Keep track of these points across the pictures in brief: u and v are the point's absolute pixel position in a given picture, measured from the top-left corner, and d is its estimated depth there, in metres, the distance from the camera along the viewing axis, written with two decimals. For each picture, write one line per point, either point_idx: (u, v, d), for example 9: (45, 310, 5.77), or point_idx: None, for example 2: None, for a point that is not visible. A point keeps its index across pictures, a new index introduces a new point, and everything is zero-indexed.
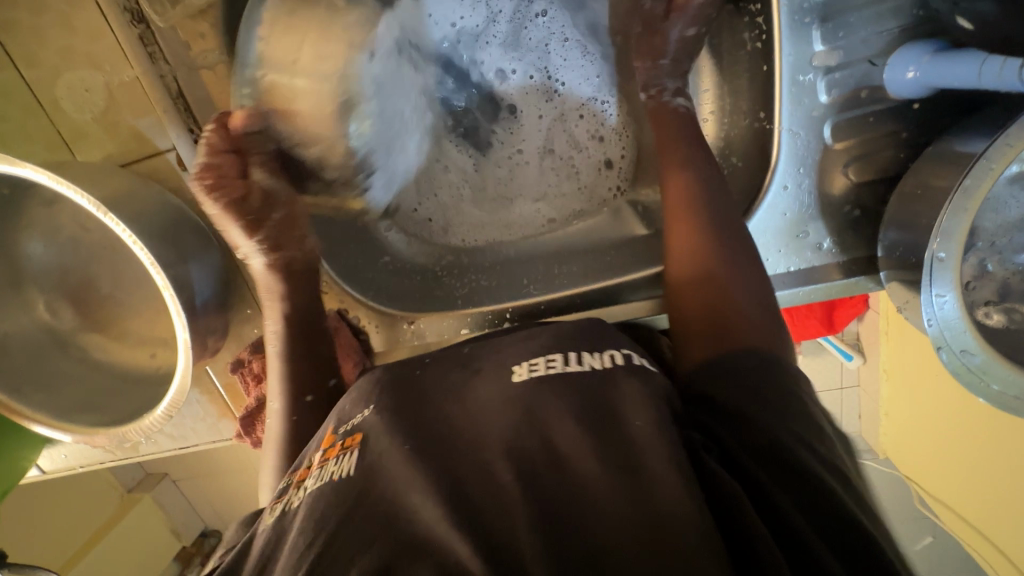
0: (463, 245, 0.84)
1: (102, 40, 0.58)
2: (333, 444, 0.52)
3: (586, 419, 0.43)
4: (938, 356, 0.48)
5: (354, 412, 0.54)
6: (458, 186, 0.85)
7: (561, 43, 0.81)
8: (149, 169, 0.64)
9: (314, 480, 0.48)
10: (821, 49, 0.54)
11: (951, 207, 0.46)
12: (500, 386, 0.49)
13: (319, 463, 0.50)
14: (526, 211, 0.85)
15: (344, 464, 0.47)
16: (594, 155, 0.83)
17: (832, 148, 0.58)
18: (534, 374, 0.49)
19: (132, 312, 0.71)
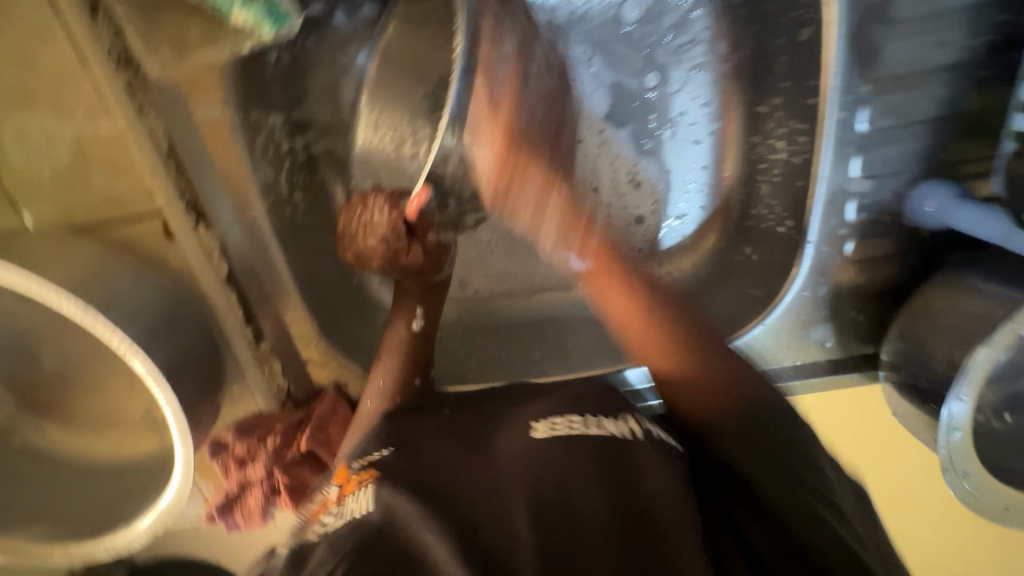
0: (476, 295, 0.80)
1: (76, 85, 0.47)
2: (349, 479, 0.47)
3: (604, 472, 0.43)
4: (943, 478, 0.53)
5: (372, 447, 0.50)
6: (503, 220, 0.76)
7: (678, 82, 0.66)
8: (122, 235, 0.54)
9: (331, 516, 0.44)
10: (855, 176, 0.57)
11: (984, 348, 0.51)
12: (524, 444, 0.46)
13: (335, 499, 0.46)
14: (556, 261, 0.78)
15: (362, 499, 0.43)
16: (628, 207, 0.71)
17: (848, 261, 0.62)
18: (555, 434, 0.47)
19: (84, 391, 0.60)
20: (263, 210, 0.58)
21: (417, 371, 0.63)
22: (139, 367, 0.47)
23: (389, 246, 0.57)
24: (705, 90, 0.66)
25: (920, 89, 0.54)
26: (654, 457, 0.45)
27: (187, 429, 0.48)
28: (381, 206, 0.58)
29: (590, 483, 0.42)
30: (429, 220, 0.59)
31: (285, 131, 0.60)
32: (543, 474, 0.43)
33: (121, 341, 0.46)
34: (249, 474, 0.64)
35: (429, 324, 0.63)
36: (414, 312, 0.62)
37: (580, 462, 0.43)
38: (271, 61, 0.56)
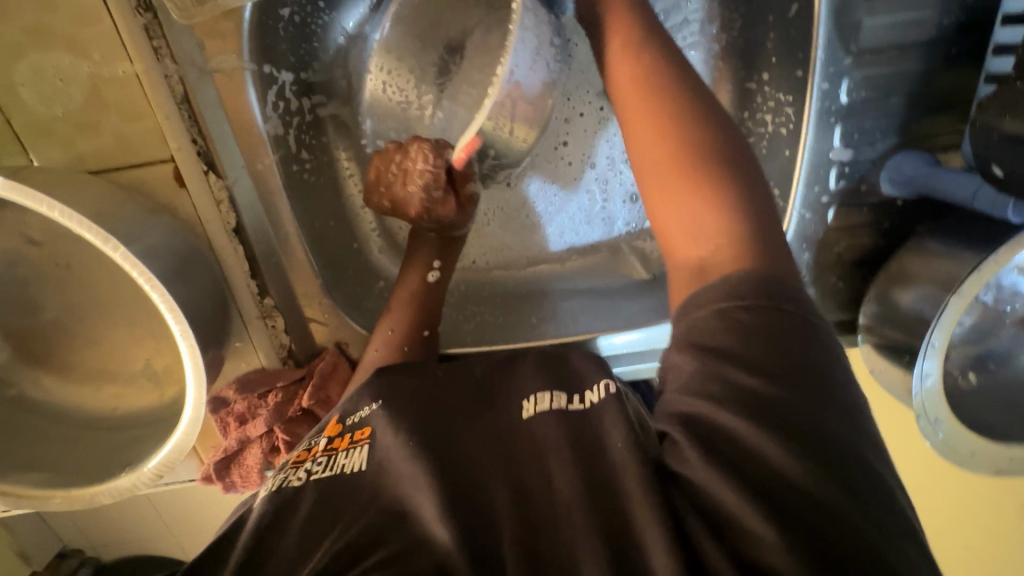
0: (473, 266, 0.82)
1: (94, 25, 0.47)
2: (341, 434, 0.50)
3: (576, 446, 0.42)
4: (918, 425, 0.57)
5: (360, 403, 0.53)
6: (500, 188, 0.80)
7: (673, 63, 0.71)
8: (132, 180, 0.54)
9: (322, 465, 0.47)
10: (837, 145, 0.61)
11: (953, 298, 0.53)
12: (507, 416, 0.48)
13: (324, 450, 0.49)
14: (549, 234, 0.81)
15: (355, 455, 0.47)
16: (625, 180, 0.78)
17: (830, 228, 0.66)
18: (548, 409, 0.47)
19: (84, 342, 0.59)
20: (273, 163, 0.59)
21: (426, 320, 0.64)
22: (159, 300, 0.48)
23: (429, 194, 0.61)
24: (696, 67, 0.70)
25: (896, 64, 0.58)
26: (613, 415, 0.44)
27: (202, 364, 0.49)
28: (424, 156, 0.61)
29: (563, 459, 0.42)
30: (468, 171, 0.62)
31: (294, 90, 0.61)
32: (506, 471, 0.42)
33: (142, 274, 0.47)
34: (249, 430, 0.65)
35: (443, 278, 0.65)
36: (431, 264, 0.65)
37: (552, 432, 0.44)
38: (284, 18, 0.57)
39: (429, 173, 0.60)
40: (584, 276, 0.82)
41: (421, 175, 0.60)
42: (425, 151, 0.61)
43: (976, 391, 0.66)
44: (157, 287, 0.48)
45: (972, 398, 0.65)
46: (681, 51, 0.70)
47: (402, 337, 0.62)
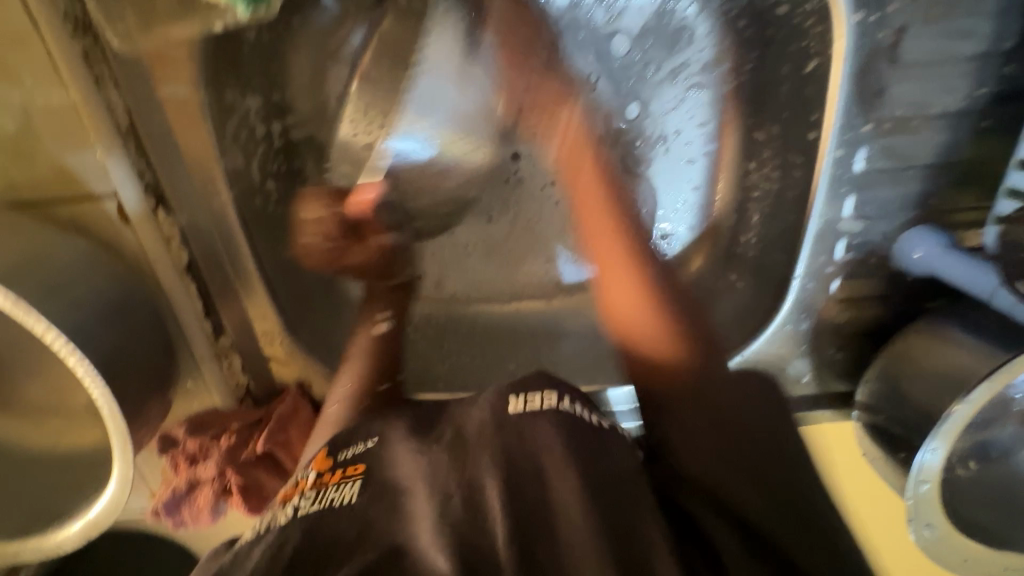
0: (453, 298, 0.77)
1: (26, 48, 0.42)
2: (332, 469, 0.43)
3: (574, 445, 0.39)
4: (907, 525, 0.54)
5: (354, 434, 0.47)
6: (479, 223, 0.72)
7: (675, 107, 0.64)
8: (73, 213, 0.50)
9: (308, 499, 0.41)
10: (848, 214, 0.56)
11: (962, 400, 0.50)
12: (493, 418, 0.42)
13: (312, 484, 0.42)
14: (538, 270, 0.76)
15: (346, 489, 0.41)
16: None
17: (832, 298, 0.61)
18: (532, 409, 0.41)
19: (22, 375, 0.55)
20: (230, 199, 0.54)
21: (386, 376, 0.62)
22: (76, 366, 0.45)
23: (328, 242, 0.61)
24: (701, 108, 0.63)
25: (920, 135, 0.52)
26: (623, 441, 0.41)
27: (126, 433, 0.47)
28: (320, 205, 0.60)
29: (564, 470, 0.37)
30: (374, 218, 0.62)
31: (262, 115, 0.55)
32: (509, 466, 0.38)
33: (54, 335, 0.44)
34: (200, 471, 0.61)
35: (396, 322, 0.65)
36: (380, 313, 0.65)
37: (545, 436, 0.39)
38: (250, 39, 0.50)
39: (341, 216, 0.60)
40: (571, 319, 0.77)
41: (332, 217, 0.60)
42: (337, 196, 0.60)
43: (989, 489, 0.61)
44: (72, 351, 0.45)
45: (972, 494, 0.60)
46: (688, 97, 0.63)
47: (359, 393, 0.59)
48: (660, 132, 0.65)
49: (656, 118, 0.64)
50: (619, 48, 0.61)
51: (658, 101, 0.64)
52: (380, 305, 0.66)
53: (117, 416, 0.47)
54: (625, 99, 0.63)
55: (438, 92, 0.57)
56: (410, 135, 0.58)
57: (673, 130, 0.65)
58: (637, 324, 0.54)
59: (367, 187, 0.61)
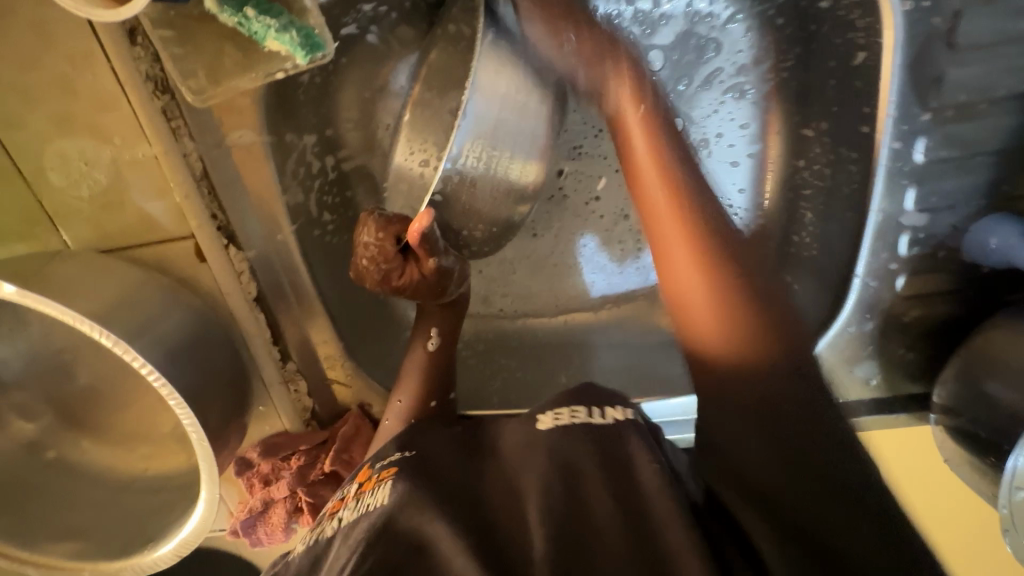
0: (503, 313, 0.80)
1: (114, 110, 0.47)
2: (368, 478, 0.46)
3: (605, 468, 0.42)
4: (1003, 537, 0.49)
5: (390, 448, 0.49)
6: (524, 238, 0.76)
7: (713, 114, 0.64)
8: (155, 256, 0.54)
9: (351, 508, 0.44)
10: (911, 209, 0.54)
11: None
12: (526, 436, 0.45)
13: (355, 494, 0.46)
14: (582, 283, 0.79)
15: (380, 493, 0.42)
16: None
17: (898, 298, 0.58)
18: (558, 423, 0.45)
19: (114, 407, 0.60)
20: (291, 232, 0.58)
21: (436, 392, 0.64)
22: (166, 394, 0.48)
23: (380, 267, 0.56)
24: (742, 113, 0.64)
25: (986, 120, 0.50)
26: (640, 445, 0.43)
27: (211, 454, 0.50)
28: (373, 230, 0.57)
29: (599, 483, 0.40)
30: (432, 245, 0.55)
31: (316, 152, 0.59)
32: (553, 466, 0.42)
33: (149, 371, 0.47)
34: (273, 492, 0.64)
35: (446, 342, 0.65)
36: (430, 333, 0.64)
37: (584, 456, 0.42)
38: (304, 82, 0.55)
39: (390, 244, 0.56)
40: (616, 329, 0.80)
41: (385, 245, 0.56)
42: (385, 220, 0.57)
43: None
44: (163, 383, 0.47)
45: None
46: (727, 101, 0.64)
47: (418, 406, 0.62)
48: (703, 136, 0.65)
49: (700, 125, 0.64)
50: (655, 63, 0.62)
51: (698, 109, 0.64)
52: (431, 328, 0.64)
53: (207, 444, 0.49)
54: None
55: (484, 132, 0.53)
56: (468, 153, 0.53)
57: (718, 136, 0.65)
58: (694, 300, 0.49)
59: (420, 216, 0.54)
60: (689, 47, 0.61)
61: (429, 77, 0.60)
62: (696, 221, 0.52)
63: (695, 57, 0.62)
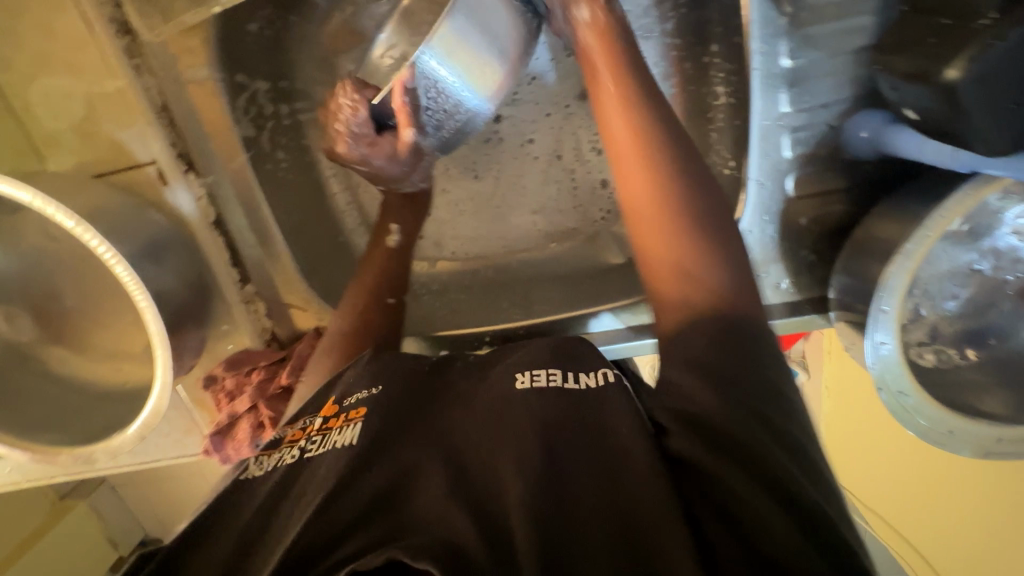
0: (454, 257, 0.87)
1: (85, 49, 0.56)
2: (336, 414, 0.49)
3: (580, 429, 0.42)
4: (880, 395, 0.54)
5: (358, 386, 0.51)
6: (468, 180, 0.83)
7: None
8: (125, 181, 0.62)
9: (315, 442, 0.46)
10: (787, 110, 0.59)
11: (897, 259, 0.54)
12: (502, 395, 0.46)
13: (317, 429, 0.48)
14: (525, 221, 0.85)
15: (346, 433, 0.45)
16: (592, 171, 0.80)
17: (792, 199, 0.64)
18: (535, 384, 0.46)
19: (98, 324, 0.69)
20: (245, 161, 0.66)
21: (391, 291, 0.69)
22: (126, 276, 0.53)
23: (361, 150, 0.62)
24: (652, 50, 0.71)
25: (846, 18, 0.54)
26: (617, 399, 0.44)
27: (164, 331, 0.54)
28: (350, 100, 0.60)
29: (580, 457, 0.40)
30: (418, 147, 0.63)
31: (269, 97, 0.67)
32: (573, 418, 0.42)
33: (108, 251, 0.53)
34: (237, 405, 0.71)
35: (405, 241, 0.71)
36: (390, 229, 0.71)
37: (557, 411, 0.43)
38: (253, 31, 0.63)
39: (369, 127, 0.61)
40: (560, 262, 0.84)
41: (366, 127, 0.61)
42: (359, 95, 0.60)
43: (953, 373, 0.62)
44: (123, 265, 0.53)
45: (949, 379, 0.61)
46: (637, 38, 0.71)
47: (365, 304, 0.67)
48: None
49: None
50: None
51: None
52: (385, 227, 0.71)
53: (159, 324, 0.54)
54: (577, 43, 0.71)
55: (464, 40, 0.54)
56: (441, 53, 0.53)
57: None
58: (657, 264, 0.50)
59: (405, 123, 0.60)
60: None
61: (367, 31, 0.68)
62: (671, 174, 0.53)
63: None
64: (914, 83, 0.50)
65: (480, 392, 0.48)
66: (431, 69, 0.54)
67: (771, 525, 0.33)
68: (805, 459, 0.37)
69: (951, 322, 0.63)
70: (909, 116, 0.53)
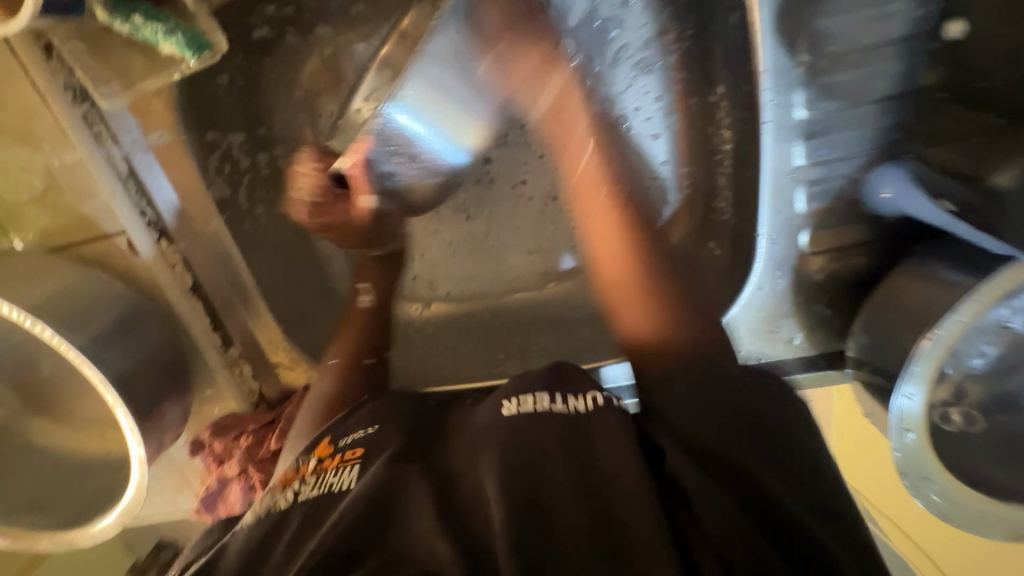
0: (448, 297, 0.82)
1: (39, 119, 0.52)
2: (331, 454, 0.49)
3: (566, 444, 0.41)
4: (903, 481, 0.50)
5: (352, 426, 0.52)
6: (459, 220, 0.78)
7: (629, 86, 0.67)
8: (94, 251, 0.59)
9: (308, 485, 0.46)
10: (802, 163, 0.55)
11: (933, 334, 0.48)
12: (489, 423, 0.44)
13: (312, 470, 0.48)
14: (521, 262, 0.80)
15: (342, 476, 0.46)
16: None
17: (806, 254, 0.59)
18: (522, 411, 0.44)
19: (77, 392, 0.66)
20: (221, 224, 0.62)
21: (367, 349, 0.67)
22: (94, 374, 0.52)
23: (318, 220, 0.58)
24: (654, 85, 0.66)
25: (867, 66, 0.50)
26: (611, 423, 0.42)
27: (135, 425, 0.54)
28: (306, 167, 0.55)
29: (560, 464, 0.39)
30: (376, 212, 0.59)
31: (244, 149, 0.62)
32: (563, 436, 0.41)
33: (70, 350, 0.51)
34: (226, 469, 0.68)
35: (380, 299, 0.68)
36: (363, 290, 0.67)
37: (545, 433, 0.42)
38: (223, 82, 0.58)
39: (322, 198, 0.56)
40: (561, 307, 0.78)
41: (319, 198, 0.56)
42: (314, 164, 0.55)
43: (980, 438, 0.57)
44: (88, 364, 0.52)
45: (974, 446, 0.57)
46: (642, 72, 0.66)
47: (344, 364, 0.64)
48: (630, 105, 0.67)
49: (620, 88, 0.66)
50: (571, 48, 0.64)
51: (615, 82, 0.66)
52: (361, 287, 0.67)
53: (131, 417, 0.53)
54: (577, 80, 0.65)
55: (428, 92, 0.50)
56: (407, 107, 0.49)
57: (638, 103, 0.67)
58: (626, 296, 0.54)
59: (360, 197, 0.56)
60: (608, 22, 0.63)
61: (348, 74, 0.63)
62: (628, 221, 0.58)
63: (611, 34, 0.63)
64: (956, 180, 0.46)
65: (468, 426, 0.47)
66: (395, 127, 0.49)
67: (752, 529, 0.36)
68: (810, 497, 0.39)
69: (977, 381, 0.58)
70: (944, 206, 0.47)
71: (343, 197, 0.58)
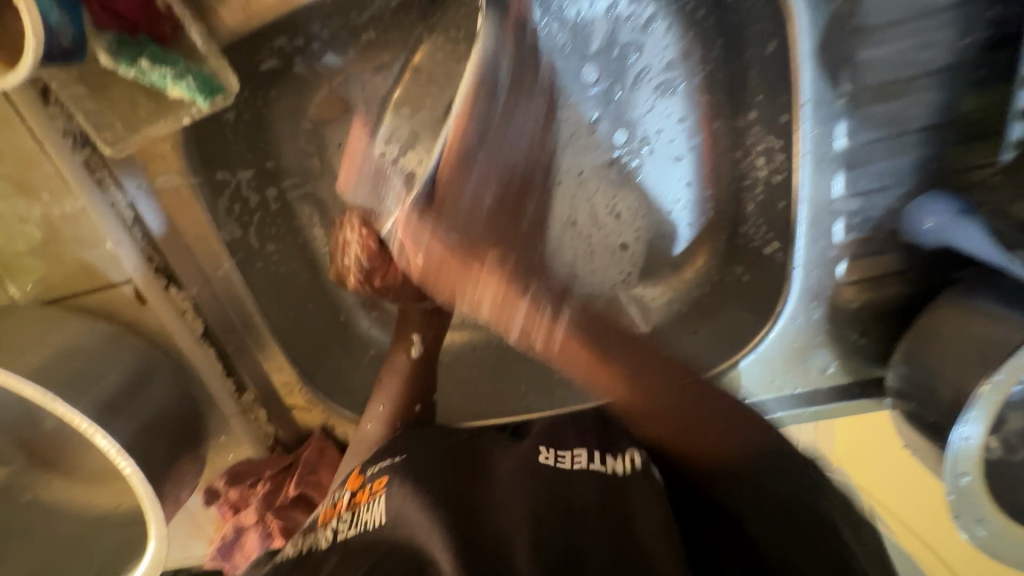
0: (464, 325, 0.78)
1: (36, 167, 0.49)
2: (362, 488, 0.47)
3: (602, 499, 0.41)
4: (955, 524, 0.50)
5: (384, 456, 0.50)
6: None
7: (653, 108, 0.62)
8: (100, 301, 0.56)
9: (345, 522, 0.44)
10: (841, 193, 0.54)
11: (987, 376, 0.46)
12: (525, 468, 0.45)
13: (348, 505, 0.46)
14: None
15: (375, 510, 0.43)
16: (609, 236, 0.68)
17: (842, 283, 0.58)
18: (559, 464, 0.45)
19: (82, 446, 0.62)
20: (232, 267, 0.60)
21: (418, 395, 0.62)
22: (108, 446, 0.48)
23: (362, 265, 0.58)
24: (677, 107, 0.62)
25: (909, 95, 0.50)
26: (643, 485, 0.42)
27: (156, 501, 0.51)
28: (354, 227, 0.58)
29: (593, 519, 0.39)
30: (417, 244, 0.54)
31: (253, 185, 0.59)
32: (599, 489, 0.42)
33: (85, 422, 0.47)
34: (243, 518, 0.64)
35: (429, 350, 0.64)
36: (413, 338, 0.64)
37: (581, 489, 0.42)
38: (230, 118, 0.55)
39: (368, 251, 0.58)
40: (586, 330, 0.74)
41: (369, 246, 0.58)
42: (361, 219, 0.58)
43: (1020, 467, 0.55)
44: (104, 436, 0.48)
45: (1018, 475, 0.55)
46: (664, 95, 0.61)
47: (394, 414, 0.60)
48: (653, 128, 0.63)
49: (642, 111, 0.62)
50: (590, 78, 0.60)
51: (636, 105, 0.62)
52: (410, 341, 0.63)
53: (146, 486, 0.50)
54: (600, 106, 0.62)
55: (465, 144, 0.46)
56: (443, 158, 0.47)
57: (663, 123, 0.63)
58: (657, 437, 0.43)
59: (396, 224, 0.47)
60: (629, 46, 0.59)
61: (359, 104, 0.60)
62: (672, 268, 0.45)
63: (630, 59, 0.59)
64: None
65: (501, 467, 0.46)
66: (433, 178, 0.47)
67: None
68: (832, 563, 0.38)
69: None
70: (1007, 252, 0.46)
71: (391, 256, 0.58)
